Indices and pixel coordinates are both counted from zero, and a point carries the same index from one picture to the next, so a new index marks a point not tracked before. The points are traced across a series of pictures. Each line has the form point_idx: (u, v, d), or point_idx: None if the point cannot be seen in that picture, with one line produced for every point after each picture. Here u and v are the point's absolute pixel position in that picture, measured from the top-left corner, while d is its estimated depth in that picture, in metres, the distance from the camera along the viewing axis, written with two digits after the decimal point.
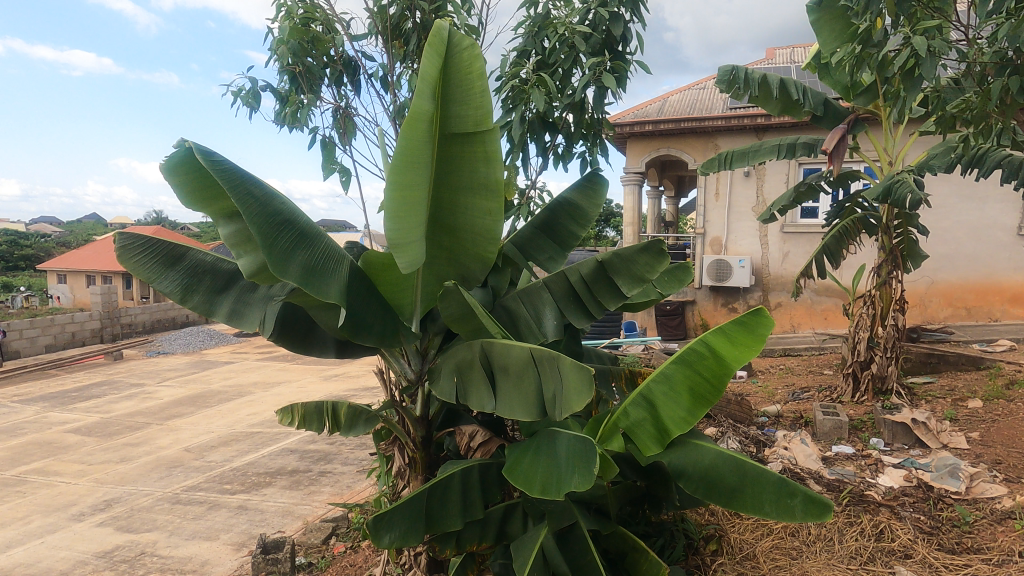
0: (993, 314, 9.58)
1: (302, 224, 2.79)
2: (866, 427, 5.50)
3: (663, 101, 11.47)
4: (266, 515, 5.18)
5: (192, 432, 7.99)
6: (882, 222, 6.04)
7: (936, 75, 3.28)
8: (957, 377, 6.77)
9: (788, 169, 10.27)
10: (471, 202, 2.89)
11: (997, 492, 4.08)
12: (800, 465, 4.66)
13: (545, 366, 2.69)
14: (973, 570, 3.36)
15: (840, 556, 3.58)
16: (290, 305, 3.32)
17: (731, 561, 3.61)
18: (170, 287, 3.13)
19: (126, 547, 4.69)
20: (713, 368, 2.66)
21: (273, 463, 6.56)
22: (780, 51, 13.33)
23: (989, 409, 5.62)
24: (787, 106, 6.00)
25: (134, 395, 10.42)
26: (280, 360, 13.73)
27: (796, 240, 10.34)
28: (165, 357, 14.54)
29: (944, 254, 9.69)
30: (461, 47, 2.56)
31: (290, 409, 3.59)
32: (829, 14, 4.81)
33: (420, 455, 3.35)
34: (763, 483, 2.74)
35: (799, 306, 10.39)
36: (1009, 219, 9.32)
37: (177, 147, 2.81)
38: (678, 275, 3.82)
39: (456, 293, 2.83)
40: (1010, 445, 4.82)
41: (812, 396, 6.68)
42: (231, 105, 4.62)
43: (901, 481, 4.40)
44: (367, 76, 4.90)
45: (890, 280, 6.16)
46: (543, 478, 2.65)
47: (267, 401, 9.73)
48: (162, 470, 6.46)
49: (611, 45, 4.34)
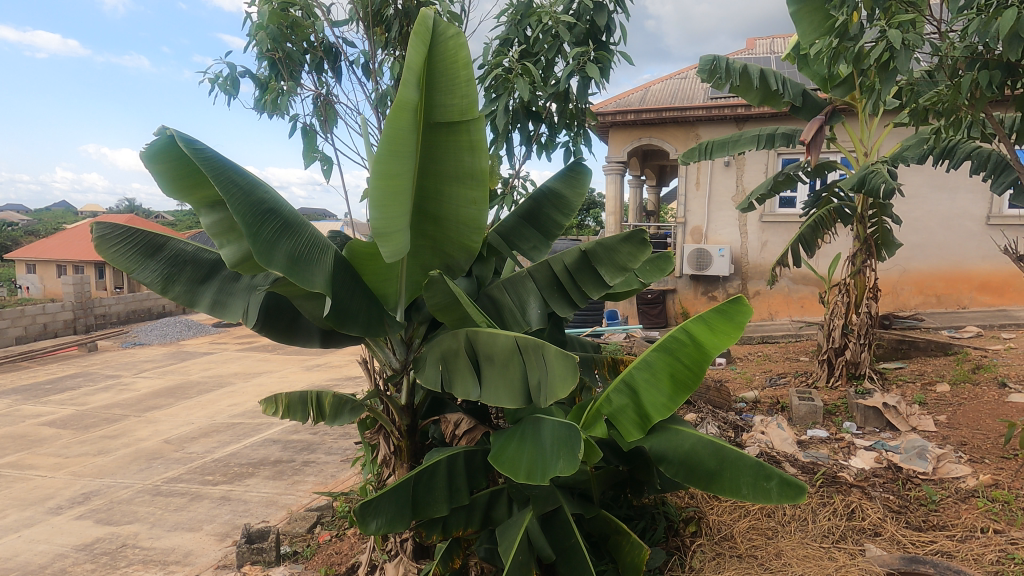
0: (961, 301, 9.88)
1: (286, 213, 2.77)
2: (840, 411, 5.68)
3: (644, 91, 11.51)
4: (249, 505, 5.17)
5: (172, 424, 7.89)
6: (857, 212, 6.16)
7: (909, 69, 3.34)
8: (926, 362, 6.99)
9: (767, 159, 10.42)
10: (456, 191, 2.90)
11: (962, 471, 4.26)
12: (777, 449, 4.79)
13: (530, 354, 2.73)
14: (938, 546, 3.52)
15: (813, 535, 3.71)
16: (273, 295, 3.31)
17: (709, 542, 3.70)
18: (151, 277, 3.09)
19: (107, 539, 4.65)
20: (693, 355, 2.73)
21: (256, 453, 6.52)
22: (760, 42, 13.45)
23: (957, 392, 5.82)
24: (766, 97, 6.05)
25: (109, 387, 10.22)
26: (261, 350, 13.59)
27: (774, 229, 10.50)
28: (141, 348, 14.30)
29: (916, 243, 9.95)
30: (446, 35, 2.57)
31: (273, 399, 3.49)
32: (808, 6, 4.87)
33: (406, 443, 3.39)
34: (741, 466, 2.83)
35: (777, 294, 10.59)
36: (978, 209, 9.61)
37: (158, 135, 2.77)
38: (659, 264, 3.88)
39: (441, 283, 2.85)
40: (975, 427, 5.01)
41: (789, 382, 6.85)
42: (208, 91, 4.54)
43: (872, 462, 4.56)
44: (349, 63, 4.86)
45: (864, 268, 6.32)
46: (528, 464, 2.70)
47: (248, 392, 9.63)
48: (141, 463, 6.38)
49: (595, 35, 4.35)
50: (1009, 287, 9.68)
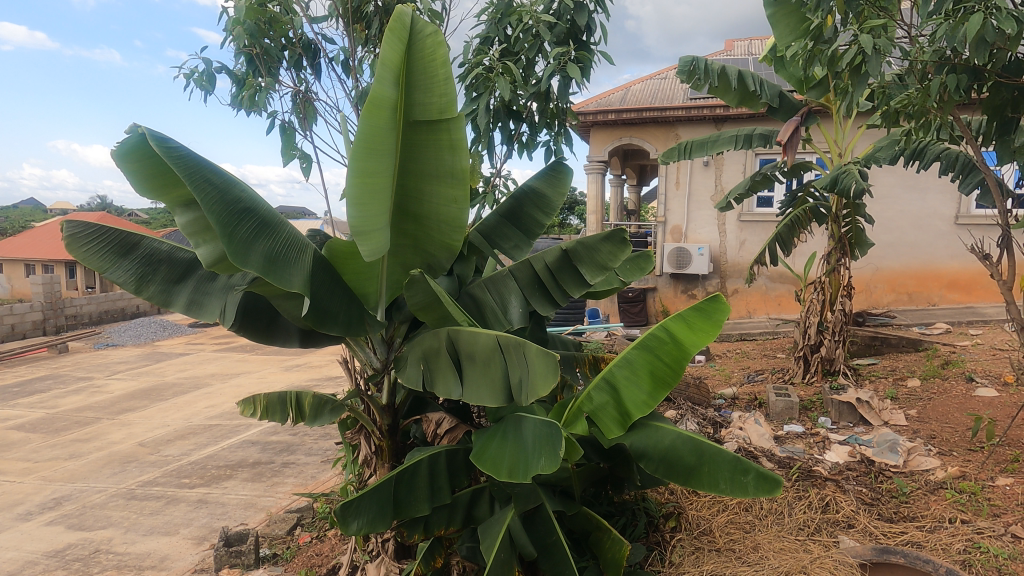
0: (931, 298, 10.16)
1: (263, 213, 2.73)
2: (815, 407, 5.81)
3: (625, 91, 11.62)
4: (228, 507, 5.10)
5: (146, 426, 7.72)
6: (832, 212, 6.29)
7: (881, 72, 3.42)
8: (898, 358, 7.18)
9: (745, 159, 10.57)
10: (437, 190, 2.89)
11: (931, 464, 4.38)
12: (754, 444, 4.88)
13: (511, 353, 2.73)
14: (909, 536, 3.62)
15: (789, 528, 3.79)
16: (251, 294, 3.26)
17: (689, 537, 3.76)
18: (124, 277, 3.02)
19: (79, 545, 4.54)
20: (672, 353, 2.76)
21: (234, 455, 6.43)
22: (738, 43, 13.66)
23: (927, 387, 5.99)
24: (744, 98, 6.12)
25: (81, 389, 9.97)
26: (239, 350, 13.39)
27: (751, 228, 10.67)
28: (114, 349, 13.98)
29: (888, 242, 10.20)
30: (424, 33, 2.56)
31: (251, 400, 3.43)
32: (784, 9, 4.97)
33: (387, 443, 3.37)
34: (719, 461, 2.87)
35: (755, 292, 10.77)
36: (947, 209, 9.89)
37: (129, 133, 2.70)
38: (640, 262, 3.92)
39: (423, 282, 2.86)
40: (943, 420, 5.16)
41: (766, 378, 6.98)
42: (184, 87, 4.46)
43: (845, 456, 4.68)
44: (328, 60, 4.82)
45: (839, 267, 6.44)
46: (511, 461, 2.71)
47: (226, 393, 9.48)
48: (115, 466, 6.25)
49: (575, 35, 4.38)
50: (977, 285, 9.99)
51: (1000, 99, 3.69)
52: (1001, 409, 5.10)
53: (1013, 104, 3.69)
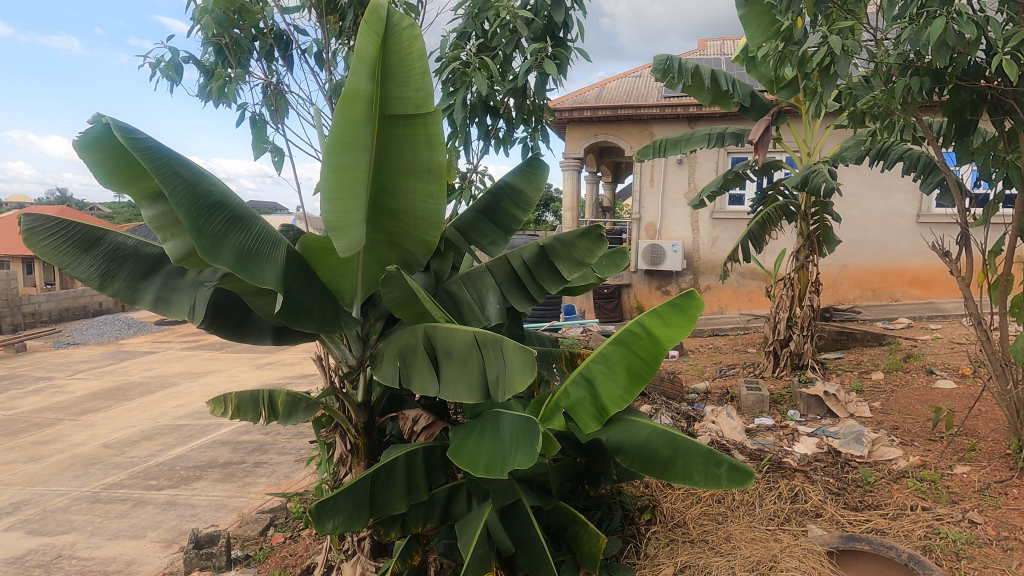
0: (894, 294, 10.51)
1: (234, 207, 2.67)
2: (784, 400, 5.97)
3: (600, 88, 11.69)
4: (197, 509, 4.97)
5: (111, 427, 7.47)
6: (801, 209, 6.45)
7: (848, 74, 3.51)
8: (863, 352, 7.40)
9: (717, 157, 10.74)
10: (414, 185, 2.86)
11: (894, 454, 4.54)
12: (726, 437, 4.98)
13: (488, 349, 2.72)
14: (873, 524, 3.75)
15: (760, 519, 3.88)
16: (222, 291, 3.18)
17: (663, 529, 3.82)
18: (88, 272, 2.92)
19: (39, 551, 4.38)
20: (648, 348, 2.79)
21: (204, 455, 6.28)
22: (711, 43, 13.87)
23: (889, 380, 6.21)
24: (717, 97, 6.22)
25: (41, 390, 9.60)
26: (208, 348, 13.07)
27: (724, 225, 10.86)
28: (76, 348, 13.51)
29: (854, 239, 10.51)
30: (400, 26, 2.51)
31: (221, 399, 3.37)
32: (755, 10, 5.07)
33: (363, 441, 3.34)
34: (693, 454, 2.92)
35: (727, 289, 10.97)
36: (909, 208, 10.23)
37: (93, 123, 2.60)
38: (615, 258, 3.96)
39: (399, 278, 2.82)
40: (905, 412, 5.35)
41: (737, 372, 7.13)
42: (149, 77, 4.32)
43: (813, 448, 4.81)
44: (300, 51, 4.73)
45: (807, 263, 6.60)
46: (487, 458, 2.71)
47: (195, 392, 9.23)
48: (78, 469, 6.04)
49: (552, 32, 4.40)
50: (937, 281, 10.37)
51: (960, 101, 3.82)
52: (959, 400, 5.31)
53: (971, 107, 3.81)
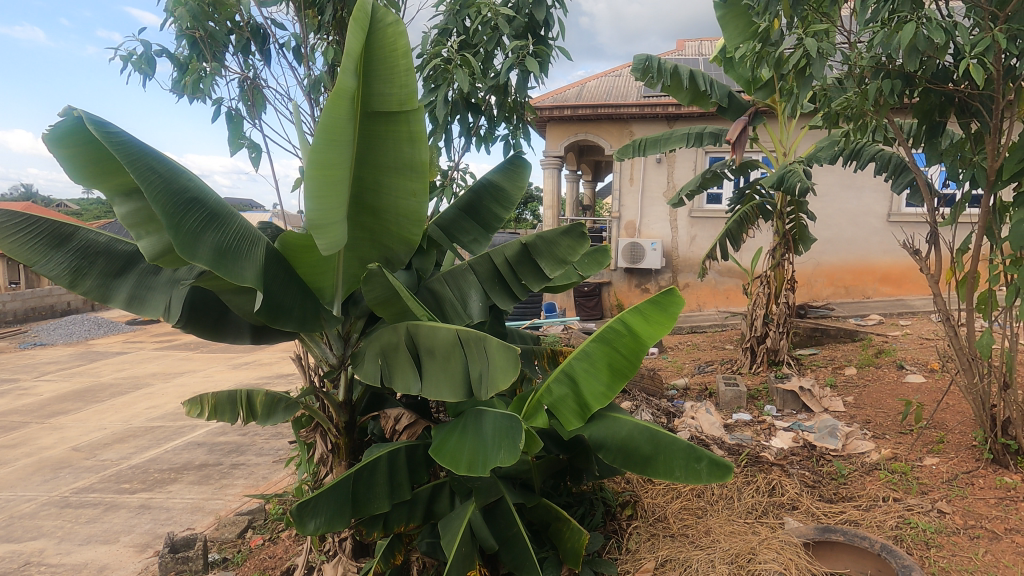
0: (866, 291, 10.78)
1: (211, 203, 2.62)
2: (761, 395, 6.08)
3: (581, 87, 11.75)
4: (173, 512, 4.87)
5: (80, 430, 7.26)
6: (777, 208, 6.57)
7: (823, 75, 3.58)
8: (836, 348, 7.58)
9: (695, 156, 10.89)
10: (396, 182, 2.84)
11: (866, 447, 4.66)
12: (705, 433, 5.06)
13: (471, 347, 2.71)
14: (847, 515, 3.84)
15: (738, 512, 3.95)
16: (199, 289, 3.12)
17: (644, 524, 3.86)
18: (57, 270, 2.83)
19: (6, 559, 4.25)
20: (629, 345, 2.81)
21: (178, 458, 6.14)
22: (688, 43, 14.05)
23: (862, 375, 6.36)
24: (695, 97, 6.30)
25: (5, 392, 9.29)
26: (183, 348, 12.81)
27: (702, 224, 11.02)
28: (43, 349, 13.12)
29: (828, 237, 10.74)
30: (385, 22, 2.49)
31: (198, 400, 3.28)
32: (733, 12, 5.14)
33: (344, 441, 3.31)
34: (674, 449, 2.95)
35: (705, 286, 11.13)
36: (880, 207, 10.49)
37: (63, 115, 2.51)
38: (597, 257, 3.96)
39: (380, 276, 2.81)
40: (877, 406, 5.50)
41: (715, 369, 7.24)
42: (120, 70, 4.21)
43: (789, 442, 4.91)
44: (278, 46, 4.65)
45: (783, 261, 6.73)
46: (470, 455, 2.71)
47: (169, 393, 9.03)
48: (46, 473, 5.86)
49: (533, 29, 4.41)
50: (906, 279, 10.68)
51: (929, 103, 3.94)
52: (928, 394, 5.48)
53: (940, 109, 3.93)
